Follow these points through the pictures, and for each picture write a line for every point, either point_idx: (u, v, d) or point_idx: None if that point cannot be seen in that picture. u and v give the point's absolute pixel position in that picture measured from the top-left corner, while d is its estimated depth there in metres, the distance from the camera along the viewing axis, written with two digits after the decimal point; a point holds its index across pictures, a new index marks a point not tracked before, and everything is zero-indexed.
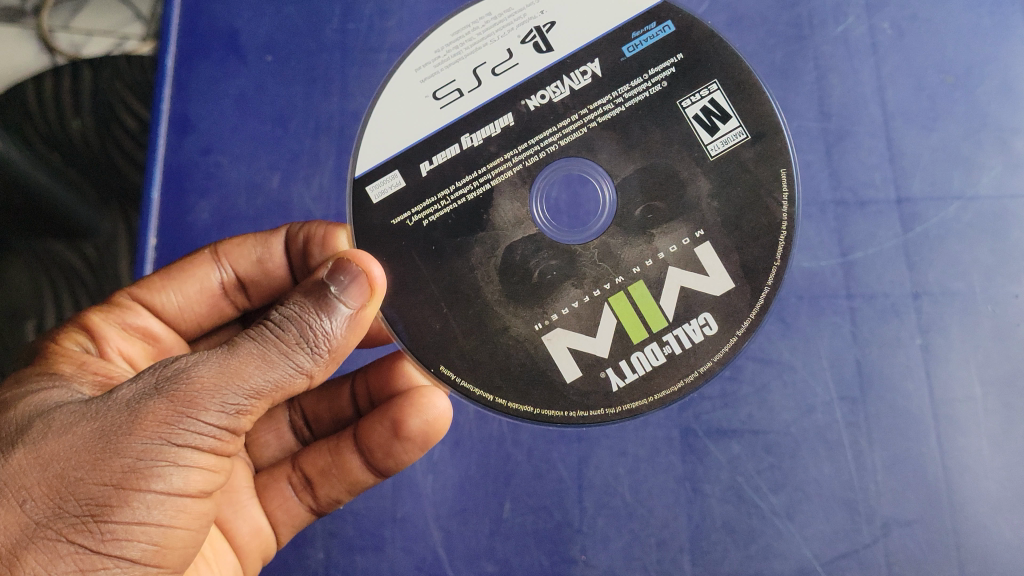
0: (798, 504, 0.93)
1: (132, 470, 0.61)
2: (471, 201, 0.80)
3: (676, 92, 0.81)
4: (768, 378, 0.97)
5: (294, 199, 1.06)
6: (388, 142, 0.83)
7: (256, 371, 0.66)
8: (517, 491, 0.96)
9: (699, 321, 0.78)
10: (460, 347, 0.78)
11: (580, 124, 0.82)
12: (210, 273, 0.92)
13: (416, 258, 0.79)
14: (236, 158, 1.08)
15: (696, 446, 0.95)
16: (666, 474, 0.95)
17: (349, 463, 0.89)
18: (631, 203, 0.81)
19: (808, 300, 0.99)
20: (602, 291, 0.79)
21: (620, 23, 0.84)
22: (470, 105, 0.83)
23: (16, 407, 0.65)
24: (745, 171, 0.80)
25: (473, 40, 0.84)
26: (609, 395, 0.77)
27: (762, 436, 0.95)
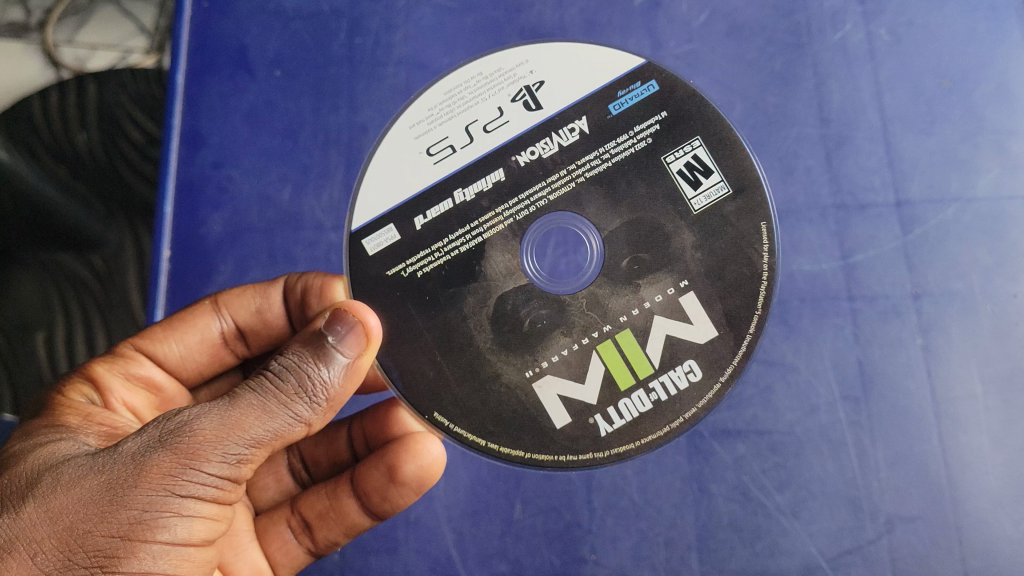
0: (803, 502, 0.95)
1: (138, 522, 0.63)
2: (464, 253, 0.83)
3: (660, 148, 0.85)
4: (772, 380, 0.99)
5: (305, 211, 1.08)
6: (386, 195, 0.85)
7: (256, 421, 0.68)
8: (528, 494, 0.98)
9: (684, 367, 0.80)
10: (453, 395, 0.80)
11: (569, 178, 0.84)
12: (212, 323, 0.94)
13: (410, 309, 0.81)
14: (248, 172, 1.10)
15: (702, 446, 0.97)
16: (672, 474, 0.97)
17: (347, 508, 0.91)
18: (618, 254, 0.83)
19: (810, 303, 1.01)
20: (591, 339, 0.81)
21: (606, 83, 0.88)
22: (463, 160, 0.86)
23: (25, 462, 0.67)
24: (727, 225, 0.82)
25: (464, 98, 0.88)
26: (597, 439, 0.79)
27: (766, 435, 0.97)
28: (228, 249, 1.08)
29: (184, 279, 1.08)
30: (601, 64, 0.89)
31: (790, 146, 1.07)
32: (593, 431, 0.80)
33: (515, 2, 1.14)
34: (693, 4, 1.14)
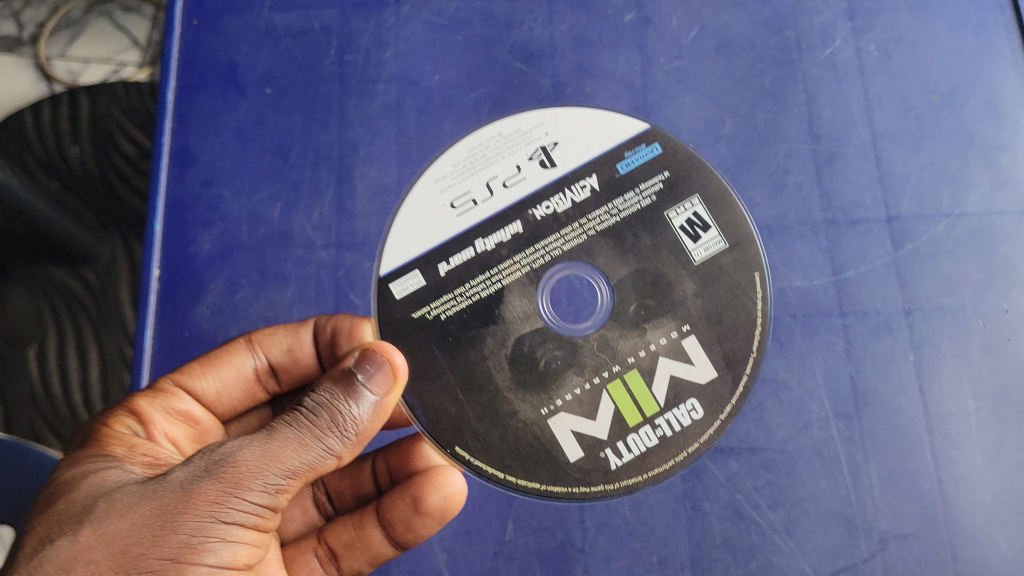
0: (796, 520, 0.94)
1: (187, 546, 0.63)
2: (484, 297, 0.84)
3: (662, 205, 0.87)
4: (764, 396, 0.98)
5: (295, 229, 1.07)
6: (411, 242, 0.86)
7: (294, 451, 0.69)
8: (520, 514, 0.97)
9: (687, 405, 0.82)
10: (473, 429, 0.81)
11: (580, 232, 0.86)
12: (246, 358, 0.94)
13: (433, 349, 0.82)
14: (238, 190, 1.09)
15: (695, 464, 0.97)
16: (665, 492, 0.96)
17: (371, 536, 0.90)
18: (625, 299, 0.84)
19: (801, 320, 1.01)
20: (601, 378, 0.82)
21: (614, 145, 0.90)
22: (484, 213, 0.87)
23: (79, 491, 0.67)
24: (722, 276, 0.85)
25: (486, 157, 0.90)
26: (608, 472, 0.80)
27: (759, 453, 0.96)
28: (218, 267, 1.06)
29: (173, 297, 1.05)
30: (608, 128, 0.91)
31: (780, 163, 1.08)
32: (602, 465, 0.81)
33: (505, 20, 1.15)
34: (684, 20, 1.14)
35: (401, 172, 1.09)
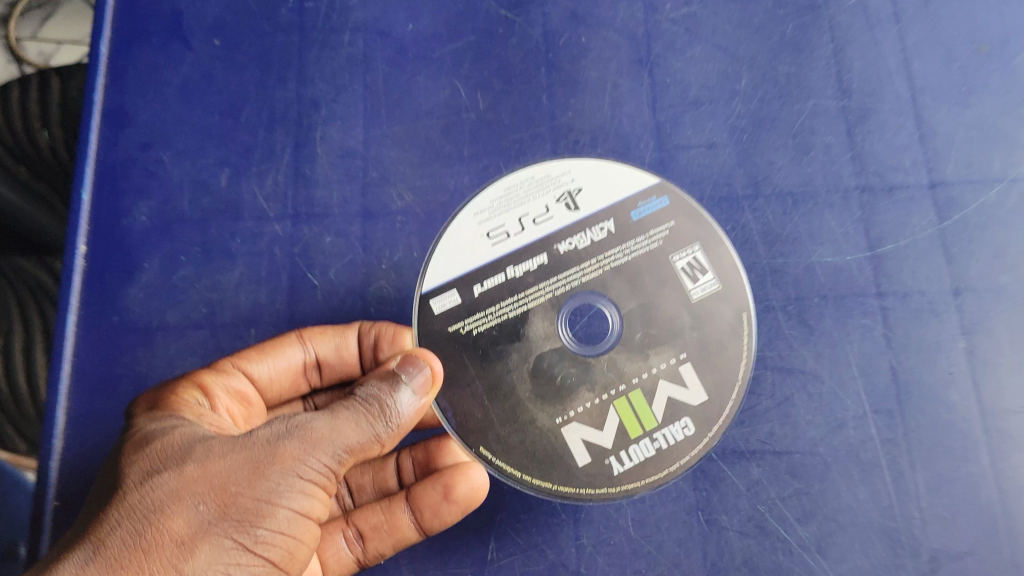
0: (830, 537, 0.79)
1: (275, 493, 0.61)
2: (512, 318, 0.80)
3: (666, 249, 0.82)
4: (791, 390, 0.84)
5: (245, 198, 0.92)
6: (446, 262, 0.81)
7: (361, 425, 0.67)
8: (503, 529, 0.81)
9: (681, 422, 0.77)
10: (496, 432, 0.76)
11: (597, 266, 0.81)
12: (294, 352, 0.84)
13: (464, 362, 0.78)
14: (180, 154, 0.94)
15: (711, 471, 0.81)
16: (675, 503, 0.81)
17: (400, 520, 0.79)
18: (631, 327, 0.80)
19: (832, 301, 0.87)
20: (609, 396, 0.77)
21: (633, 192, 0.84)
22: (515, 245, 0.82)
23: (161, 441, 0.64)
24: (712, 316, 0.80)
25: (518, 197, 0.84)
26: (611, 477, 0.76)
27: (785, 457, 0.82)
28: (155, 243, 0.91)
29: (101, 276, 0.90)
30: (627, 173, 0.85)
31: (805, 122, 0.93)
32: (606, 470, 0.76)
33: None
34: None
35: (368, 133, 0.95)
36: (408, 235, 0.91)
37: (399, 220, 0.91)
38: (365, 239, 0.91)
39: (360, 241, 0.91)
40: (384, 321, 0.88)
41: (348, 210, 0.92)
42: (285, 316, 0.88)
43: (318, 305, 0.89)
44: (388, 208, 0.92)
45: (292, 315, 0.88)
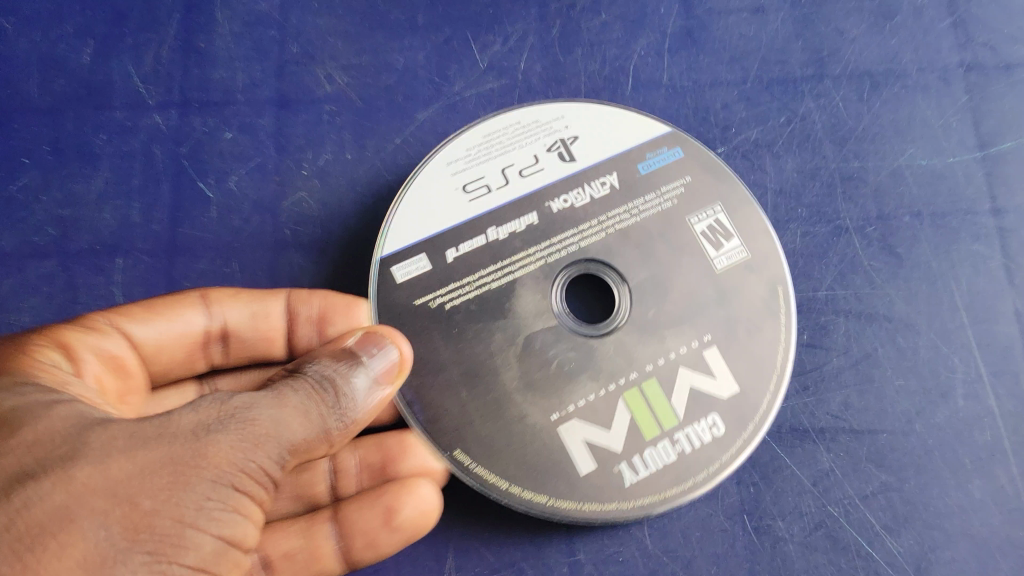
0: (934, 553, 0.55)
1: (203, 516, 0.36)
2: (493, 290, 0.56)
3: (684, 207, 0.59)
4: (874, 344, 0.60)
5: (116, 82, 0.67)
6: (407, 223, 0.57)
7: (315, 415, 0.41)
8: (465, 539, 0.56)
9: (709, 419, 0.54)
10: (472, 432, 0.52)
11: (601, 228, 0.58)
12: (195, 317, 0.55)
13: (428, 341, 0.54)
14: (28, 22, 0.68)
15: (761, 460, 0.58)
16: (712, 505, 0.57)
17: (321, 549, 0.52)
18: (643, 300, 0.56)
19: (929, 221, 0.62)
20: (618, 386, 0.54)
21: (638, 142, 0.61)
22: (496, 204, 0.58)
23: (15, 417, 0.37)
24: (745, 288, 0.57)
25: (498, 147, 0.60)
26: (626, 488, 0.51)
27: (866, 438, 0.58)
28: None
29: None
30: (630, 116, 0.62)
31: None
32: (617, 481, 0.52)
33: None
34: None
35: None
36: (338, 130, 0.65)
37: (326, 109, 0.66)
38: (278, 135, 0.65)
39: (271, 138, 0.65)
40: (303, 249, 0.62)
41: (255, 95, 0.66)
42: (165, 241, 0.63)
43: (210, 226, 0.63)
44: (311, 93, 0.66)
45: (174, 239, 0.63)
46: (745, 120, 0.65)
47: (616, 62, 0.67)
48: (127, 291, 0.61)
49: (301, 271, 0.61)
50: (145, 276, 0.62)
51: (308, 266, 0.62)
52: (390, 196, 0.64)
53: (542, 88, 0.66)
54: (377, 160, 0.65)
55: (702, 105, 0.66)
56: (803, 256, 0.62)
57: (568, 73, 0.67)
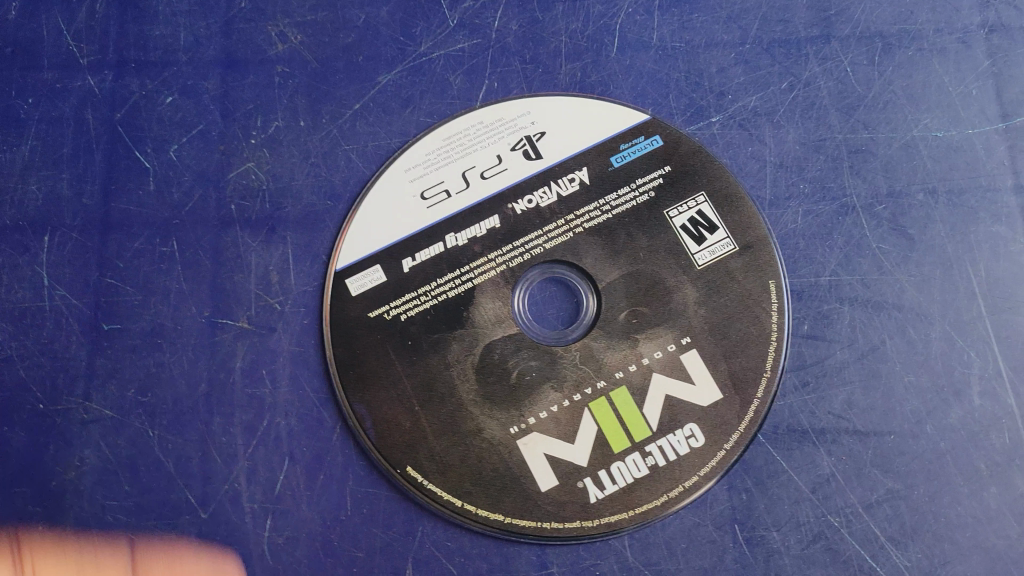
0: (944, 567, 0.50)
1: None
2: (452, 299, 0.54)
3: (662, 200, 0.55)
4: (882, 335, 0.54)
5: (44, 37, 0.60)
6: (362, 233, 0.55)
7: None
8: (425, 550, 0.51)
9: (684, 429, 0.51)
10: (429, 446, 0.51)
11: (569, 229, 0.55)
12: None
13: (387, 355, 0.53)
14: None
15: (754, 463, 0.52)
16: (698, 513, 0.51)
17: None
18: (613, 303, 0.54)
19: (945, 199, 0.56)
20: (583, 396, 0.52)
21: (614, 133, 0.57)
22: (457, 208, 0.55)
23: None
24: (728, 285, 0.54)
25: (459, 148, 0.57)
26: (587, 506, 0.50)
27: (872, 440, 0.52)
28: None
29: None
30: (606, 106, 0.58)
31: None
32: (580, 497, 0.51)
33: None
34: None
35: None
36: (291, 94, 0.59)
37: (278, 71, 0.59)
38: (225, 99, 0.58)
39: (216, 103, 0.58)
40: (250, 226, 0.56)
41: (199, 54, 0.59)
42: (97, 217, 0.56)
43: (148, 201, 0.57)
44: (262, 53, 0.59)
45: (107, 215, 0.56)
46: (742, 86, 0.59)
47: (601, 20, 0.61)
48: (56, 273, 0.55)
49: (247, 250, 0.56)
50: (75, 257, 0.56)
51: (254, 245, 0.56)
52: (348, 168, 0.58)
53: (518, 48, 0.60)
54: (334, 128, 0.58)
55: (695, 69, 0.59)
56: (804, 237, 0.56)
57: (547, 32, 0.60)
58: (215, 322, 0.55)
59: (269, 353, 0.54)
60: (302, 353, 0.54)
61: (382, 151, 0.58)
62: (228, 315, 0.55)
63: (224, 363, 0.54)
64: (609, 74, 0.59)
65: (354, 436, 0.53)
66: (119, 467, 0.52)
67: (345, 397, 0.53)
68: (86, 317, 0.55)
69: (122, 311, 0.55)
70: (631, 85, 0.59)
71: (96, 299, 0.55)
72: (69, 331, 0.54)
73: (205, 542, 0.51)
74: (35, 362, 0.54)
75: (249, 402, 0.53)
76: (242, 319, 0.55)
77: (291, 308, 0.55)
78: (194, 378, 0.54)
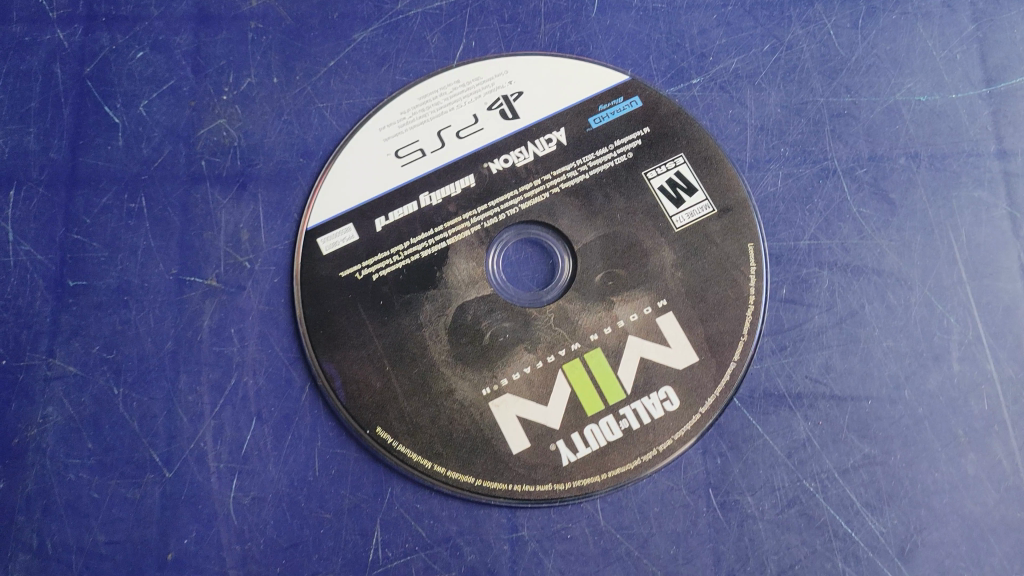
0: (919, 534, 0.49)
1: None
2: (425, 259, 0.53)
3: (640, 161, 0.54)
4: (862, 300, 0.53)
5: None
6: (335, 192, 0.54)
7: None
8: (394, 511, 0.50)
9: (659, 392, 0.50)
10: (399, 407, 0.50)
11: (545, 189, 0.54)
12: None
13: (357, 314, 0.52)
14: None
15: (730, 428, 0.51)
16: (672, 477, 0.51)
17: None
18: (589, 265, 0.52)
19: (927, 164, 0.55)
20: (557, 358, 0.51)
21: (592, 93, 0.56)
22: (431, 167, 0.54)
23: None
24: (706, 247, 0.53)
25: (435, 107, 0.56)
26: (560, 469, 0.49)
27: (850, 405, 0.51)
28: None
29: None
30: (584, 66, 0.57)
31: None
32: (553, 460, 0.50)
33: None
34: None
35: None
36: (265, 50, 0.58)
37: (252, 27, 0.58)
38: (196, 55, 0.57)
39: (188, 58, 0.57)
40: (220, 182, 0.55)
41: (172, 9, 0.58)
42: (64, 172, 0.55)
43: (116, 156, 0.55)
44: (235, 8, 0.58)
45: (74, 170, 0.55)
46: (724, 48, 0.58)
47: None
48: (20, 228, 0.54)
49: (217, 208, 0.55)
50: (41, 213, 0.54)
51: (224, 202, 0.55)
52: (322, 126, 0.57)
53: (497, 8, 0.59)
54: (308, 85, 0.57)
55: (677, 31, 0.58)
56: (784, 200, 0.55)
57: None
58: (183, 279, 0.54)
59: (238, 311, 0.53)
60: (271, 312, 0.53)
61: (357, 109, 0.57)
62: (196, 272, 0.54)
63: (191, 321, 0.53)
64: (589, 35, 0.58)
65: (324, 396, 0.51)
66: (82, 425, 0.51)
67: (314, 356, 0.52)
68: (50, 273, 0.54)
69: (88, 267, 0.54)
70: (611, 45, 0.58)
71: (62, 255, 0.54)
72: (33, 287, 0.53)
73: (169, 502, 0.50)
74: None
75: (216, 360, 0.52)
76: (211, 277, 0.54)
77: (261, 266, 0.54)
78: (161, 335, 0.53)
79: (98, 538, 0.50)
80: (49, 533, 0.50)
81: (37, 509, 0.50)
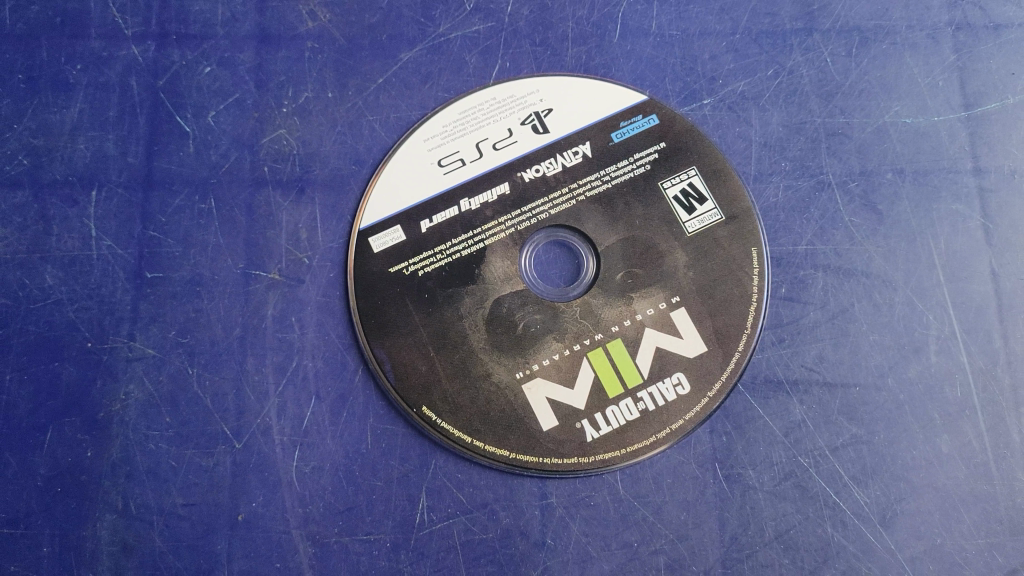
0: (899, 505, 0.56)
1: None
2: (465, 257, 0.59)
3: (656, 172, 0.61)
4: (852, 299, 0.60)
5: (92, 8, 0.65)
6: (385, 197, 0.61)
7: None
8: (437, 480, 0.57)
9: (672, 378, 0.57)
10: (443, 388, 0.57)
11: (572, 196, 0.60)
12: None
13: (405, 306, 0.58)
14: None
15: (734, 410, 0.58)
16: (683, 453, 0.57)
17: None
18: (610, 265, 0.59)
19: (911, 179, 0.62)
20: (582, 347, 0.57)
21: (614, 111, 0.62)
22: (470, 175, 0.61)
23: None
24: (715, 250, 0.59)
25: (474, 121, 0.62)
26: (585, 444, 0.56)
27: (840, 391, 0.58)
28: None
29: None
30: (607, 87, 0.63)
31: None
32: (578, 436, 0.56)
33: None
34: None
35: None
36: (320, 68, 0.64)
37: (308, 47, 0.64)
38: (259, 71, 0.64)
39: (251, 74, 0.64)
40: (281, 186, 0.62)
41: (235, 29, 0.64)
42: (140, 175, 0.62)
43: (187, 162, 0.62)
44: (293, 29, 0.65)
45: (149, 174, 0.62)
46: (732, 72, 0.65)
47: (605, 9, 0.66)
48: (102, 225, 0.61)
49: (278, 209, 0.61)
50: (120, 211, 0.61)
51: (285, 204, 0.61)
52: (372, 137, 0.63)
53: (529, 32, 0.66)
54: (360, 99, 0.64)
55: (690, 56, 0.65)
56: (784, 210, 0.62)
57: (555, 18, 0.66)
58: (249, 273, 0.60)
59: (298, 302, 0.60)
60: (328, 303, 0.60)
61: (403, 122, 0.63)
62: (261, 267, 0.60)
63: (257, 310, 0.59)
64: (611, 58, 0.65)
65: (375, 378, 0.58)
66: (161, 401, 0.58)
67: (367, 343, 0.58)
68: (130, 265, 0.60)
69: (164, 261, 0.60)
70: (632, 68, 0.65)
71: (140, 249, 0.60)
72: (115, 278, 0.60)
73: (239, 468, 0.57)
74: (84, 306, 0.59)
75: (279, 345, 0.59)
76: (273, 271, 0.60)
77: (319, 261, 0.60)
78: (230, 322, 0.59)
79: (176, 500, 0.56)
80: (132, 496, 0.56)
81: (122, 474, 0.56)
